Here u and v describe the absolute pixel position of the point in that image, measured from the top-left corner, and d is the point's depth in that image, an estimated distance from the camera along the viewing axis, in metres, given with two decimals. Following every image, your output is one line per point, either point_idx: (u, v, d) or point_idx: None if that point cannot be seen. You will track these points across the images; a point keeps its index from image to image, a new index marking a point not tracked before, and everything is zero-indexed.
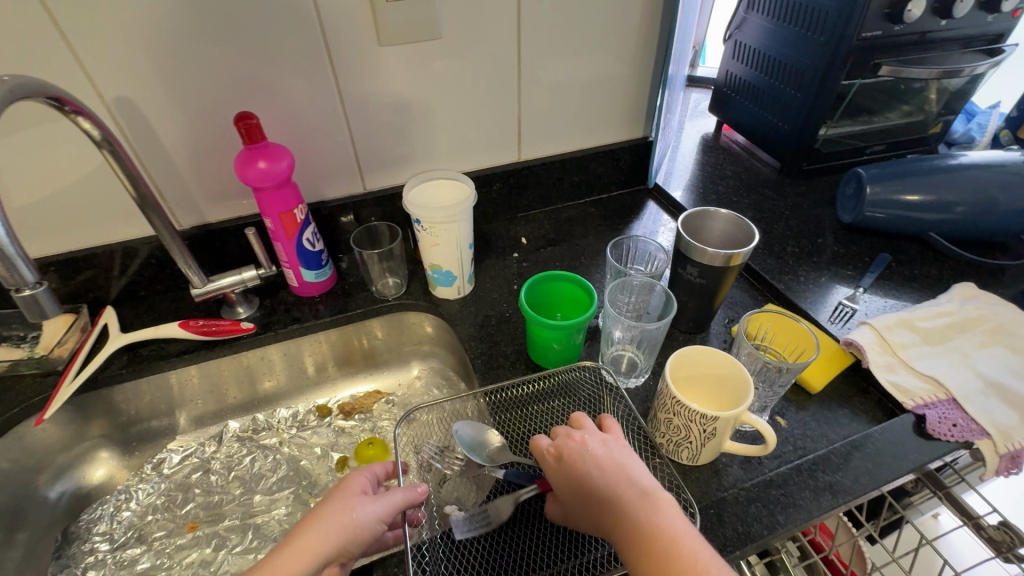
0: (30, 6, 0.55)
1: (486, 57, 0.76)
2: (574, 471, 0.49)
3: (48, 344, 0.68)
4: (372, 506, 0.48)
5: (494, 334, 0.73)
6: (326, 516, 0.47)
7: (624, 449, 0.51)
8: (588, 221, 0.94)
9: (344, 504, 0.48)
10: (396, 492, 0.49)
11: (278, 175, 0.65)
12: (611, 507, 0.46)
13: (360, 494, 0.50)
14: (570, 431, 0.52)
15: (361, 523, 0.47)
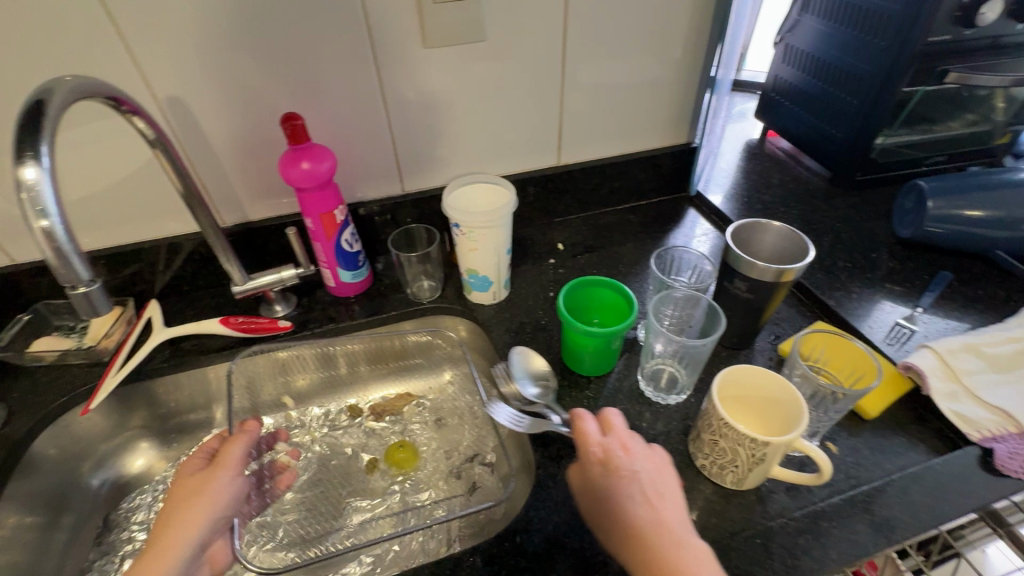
0: (93, 7, 0.57)
1: (530, 60, 0.75)
2: (618, 483, 0.47)
3: (96, 336, 0.70)
4: (208, 473, 0.54)
5: (529, 343, 0.71)
6: (193, 500, 0.52)
7: (668, 475, 0.50)
8: (627, 228, 0.92)
9: (199, 488, 0.53)
10: (236, 449, 0.56)
11: (321, 176, 0.65)
12: (647, 531, 0.45)
13: (209, 469, 0.55)
14: (621, 439, 0.51)
15: (224, 489, 0.54)
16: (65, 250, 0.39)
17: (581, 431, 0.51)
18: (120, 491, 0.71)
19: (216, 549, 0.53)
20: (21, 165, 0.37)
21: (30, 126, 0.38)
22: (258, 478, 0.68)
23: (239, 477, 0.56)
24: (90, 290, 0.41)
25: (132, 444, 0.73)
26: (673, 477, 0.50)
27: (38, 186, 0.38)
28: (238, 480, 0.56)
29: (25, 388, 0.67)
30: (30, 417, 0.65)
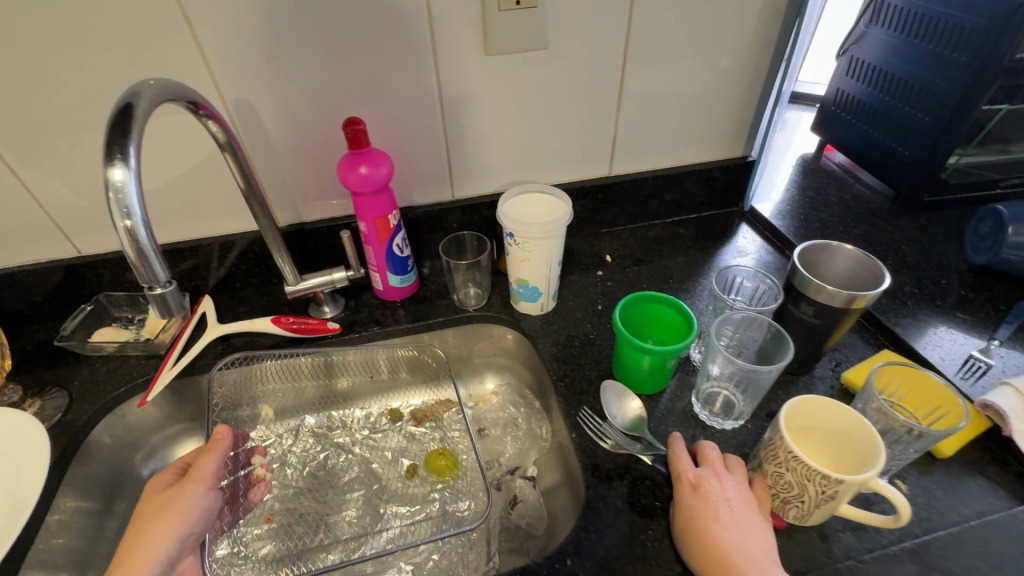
0: (171, 11, 0.58)
1: (588, 69, 0.74)
2: (704, 505, 0.49)
3: (154, 329, 0.73)
4: (179, 487, 0.56)
5: (577, 357, 0.69)
6: (162, 516, 0.54)
7: (760, 514, 0.50)
8: (677, 242, 0.90)
9: (169, 503, 0.55)
10: (209, 462, 0.58)
11: (378, 181, 0.65)
12: (729, 556, 0.46)
13: (180, 484, 0.57)
14: (716, 469, 0.52)
15: (192, 504, 0.55)
16: (144, 250, 0.40)
17: (674, 456, 0.55)
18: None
19: (187, 565, 0.55)
20: (110, 167, 0.38)
21: (119, 129, 0.39)
22: (231, 492, 0.69)
23: (212, 490, 0.58)
24: (165, 292, 0.42)
25: (181, 436, 0.74)
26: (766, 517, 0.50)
27: (124, 187, 0.38)
28: (210, 494, 0.58)
29: (84, 377, 0.69)
30: (89, 405, 0.67)
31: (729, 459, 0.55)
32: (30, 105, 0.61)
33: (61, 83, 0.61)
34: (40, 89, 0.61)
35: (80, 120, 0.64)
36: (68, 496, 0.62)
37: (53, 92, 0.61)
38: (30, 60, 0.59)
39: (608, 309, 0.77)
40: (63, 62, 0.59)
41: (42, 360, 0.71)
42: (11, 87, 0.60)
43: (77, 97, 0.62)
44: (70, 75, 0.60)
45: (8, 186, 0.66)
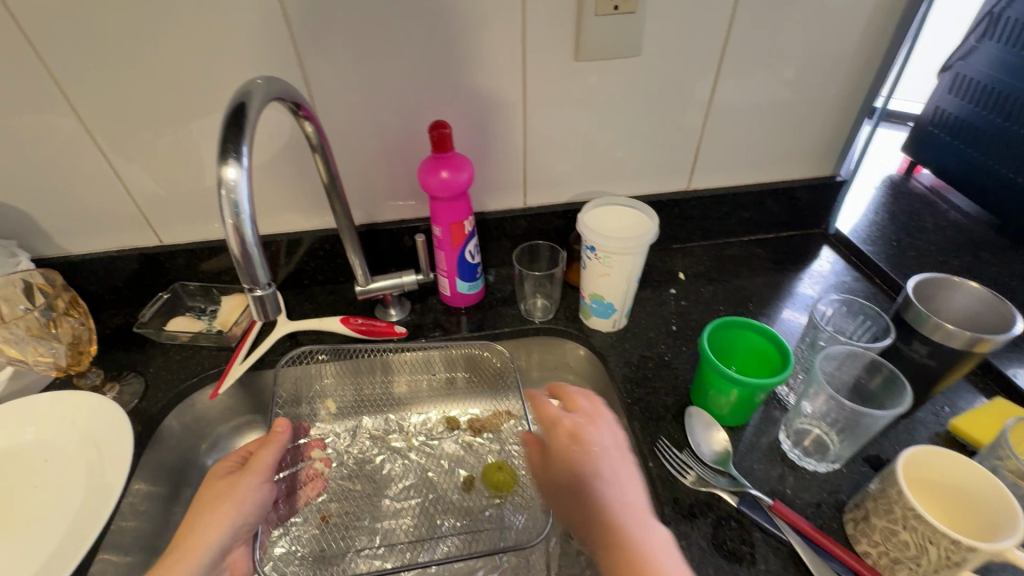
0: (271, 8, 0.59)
1: (679, 79, 0.71)
2: (625, 462, 0.47)
3: (226, 322, 0.73)
4: (236, 476, 0.55)
5: (652, 379, 0.66)
6: (218, 504, 0.53)
7: (632, 465, 0.47)
8: (755, 263, 0.85)
9: (227, 492, 0.54)
10: (267, 455, 0.56)
11: (458, 187, 0.64)
12: (607, 509, 0.43)
13: (241, 471, 0.55)
14: (590, 417, 0.51)
15: (247, 496, 0.54)
16: (249, 249, 0.40)
17: (541, 407, 0.53)
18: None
19: (238, 555, 0.54)
20: (224, 164, 0.39)
21: (235, 129, 0.40)
22: (289, 485, 0.70)
23: (267, 484, 0.56)
24: (263, 295, 0.43)
25: (244, 427, 0.74)
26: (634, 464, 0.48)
27: (237, 185, 0.39)
28: (266, 486, 0.56)
29: (158, 364, 0.70)
30: (163, 393, 0.67)
31: (591, 401, 0.53)
32: (127, 96, 0.62)
33: (158, 76, 0.61)
34: (137, 80, 0.61)
35: (172, 112, 0.64)
36: (140, 484, 0.62)
37: (150, 84, 0.62)
38: (131, 51, 0.59)
39: (682, 330, 0.73)
40: (162, 54, 0.60)
41: (119, 346, 0.73)
42: (111, 77, 0.60)
43: (172, 89, 0.62)
44: (168, 68, 0.61)
45: (98, 174, 0.67)
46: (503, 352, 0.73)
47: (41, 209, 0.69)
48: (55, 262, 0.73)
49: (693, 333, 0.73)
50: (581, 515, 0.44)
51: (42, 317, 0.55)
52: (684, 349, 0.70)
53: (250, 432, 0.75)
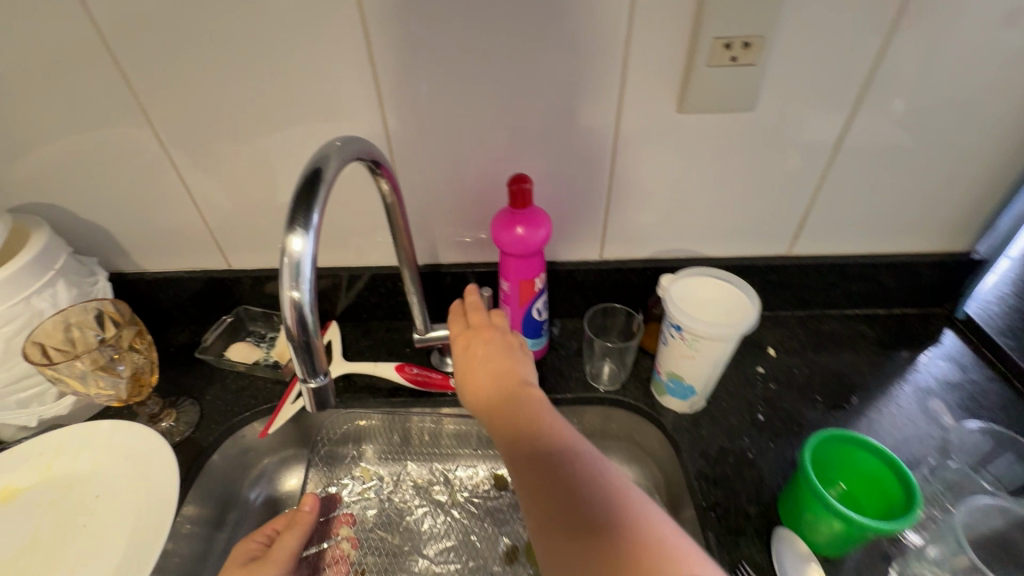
0: (364, 45, 0.57)
1: (791, 136, 0.63)
2: (490, 349, 0.54)
3: (282, 354, 0.71)
4: (257, 565, 0.56)
5: (731, 479, 0.59)
6: None
7: (522, 353, 0.55)
8: (859, 343, 0.75)
9: None
10: (291, 543, 0.58)
11: (534, 245, 0.58)
12: (495, 392, 0.50)
13: (260, 561, 0.56)
14: (481, 319, 0.58)
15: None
16: (305, 330, 0.36)
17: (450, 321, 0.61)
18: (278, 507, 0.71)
19: None
20: (290, 234, 0.35)
21: (306, 195, 0.37)
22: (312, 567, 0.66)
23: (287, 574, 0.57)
24: (317, 385, 0.38)
25: (289, 462, 0.73)
26: (522, 352, 0.55)
27: (300, 256, 0.35)
28: None
29: (216, 392, 0.70)
30: (216, 425, 0.67)
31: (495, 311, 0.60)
32: (213, 125, 0.62)
33: (245, 107, 0.61)
34: (225, 110, 0.61)
35: (254, 143, 0.64)
36: (187, 517, 0.61)
37: (237, 115, 0.61)
38: (222, 82, 0.59)
39: (768, 421, 0.65)
40: (251, 87, 0.59)
41: (181, 367, 0.73)
42: (200, 107, 0.60)
43: (257, 120, 0.62)
44: (255, 101, 0.60)
45: (178, 198, 0.68)
46: None
47: (122, 227, 0.70)
48: (130, 278, 0.75)
49: (782, 426, 0.64)
50: (475, 400, 0.52)
51: (108, 353, 0.56)
52: (770, 446, 0.62)
53: (293, 470, 0.73)
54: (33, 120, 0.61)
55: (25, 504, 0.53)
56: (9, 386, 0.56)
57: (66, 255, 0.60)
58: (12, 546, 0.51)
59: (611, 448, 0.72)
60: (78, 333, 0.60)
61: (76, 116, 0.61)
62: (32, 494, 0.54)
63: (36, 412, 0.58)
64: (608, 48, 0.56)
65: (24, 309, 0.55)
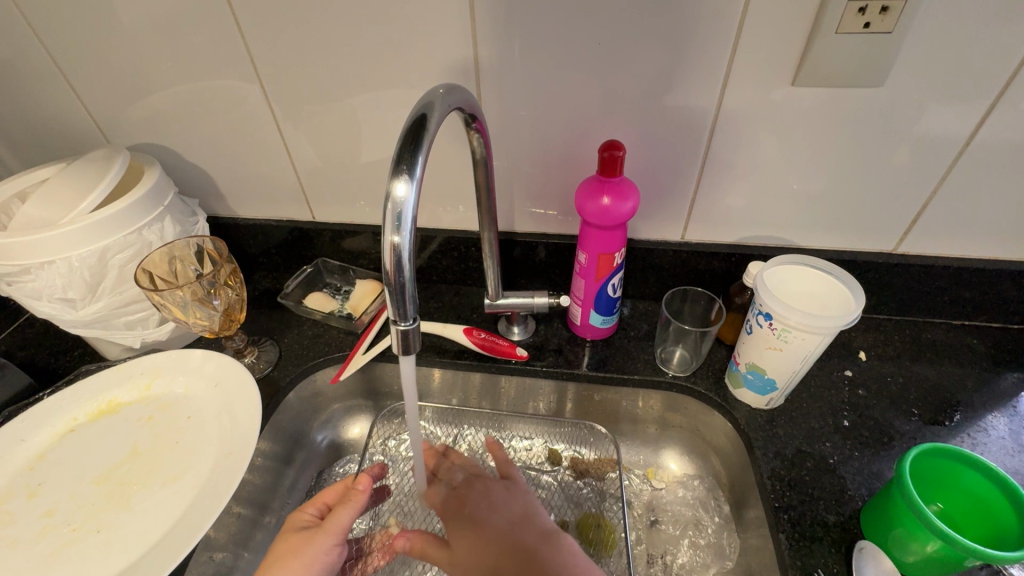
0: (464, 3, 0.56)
1: (917, 121, 0.57)
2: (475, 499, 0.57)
3: (357, 308, 0.74)
4: (312, 535, 0.54)
5: (810, 484, 0.55)
6: (290, 559, 0.52)
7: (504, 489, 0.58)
8: (964, 356, 0.68)
9: (299, 549, 0.53)
10: (343, 516, 0.54)
11: (619, 217, 0.56)
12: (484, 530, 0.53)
13: (315, 529, 0.54)
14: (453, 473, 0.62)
15: (317, 558, 0.53)
16: (401, 275, 0.36)
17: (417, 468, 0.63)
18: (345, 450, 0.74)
19: None
20: (395, 179, 0.35)
21: (411, 141, 0.37)
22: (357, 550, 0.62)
23: (339, 545, 0.54)
24: (405, 329, 0.39)
25: (354, 410, 0.76)
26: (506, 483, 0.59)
27: (403, 202, 0.35)
28: (337, 549, 0.54)
29: (293, 337, 0.74)
30: (293, 367, 0.70)
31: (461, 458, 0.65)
32: (311, 79, 0.63)
33: (343, 62, 0.62)
34: (323, 65, 0.62)
35: (348, 99, 0.65)
36: (260, 451, 0.64)
37: (334, 70, 0.62)
38: (323, 37, 0.60)
39: (855, 428, 0.60)
40: (350, 43, 0.60)
41: (264, 309, 0.78)
42: (302, 59, 0.62)
43: (353, 76, 0.63)
44: (353, 55, 0.61)
45: (273, 150, 0.71)
46: (604, 433, 0.69)
47: (221, 173, 0.75)
48: (225, 222, 0.79)
49: (870, 436, 0.59)
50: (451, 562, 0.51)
51: (206, 287, 0.60)
52: (855, 456, 0.57)
53: (356, 418, 0.76)
54: (151, 67, 0.65)
55: (125, 418, 0.58)
56: (121, 307, 0.61)
57: (172, 193, 0.64)
58: (112, 454, 0.55)
59: (673, 437, 0.70)
60: (179, 266, 0.66)
61: (189, 63, 0.64)
62: (131, 410, 0.59)
63: (141, 334, 0.63)
64: (722, 14, 0.53)
65: (137, 240, 0.59)
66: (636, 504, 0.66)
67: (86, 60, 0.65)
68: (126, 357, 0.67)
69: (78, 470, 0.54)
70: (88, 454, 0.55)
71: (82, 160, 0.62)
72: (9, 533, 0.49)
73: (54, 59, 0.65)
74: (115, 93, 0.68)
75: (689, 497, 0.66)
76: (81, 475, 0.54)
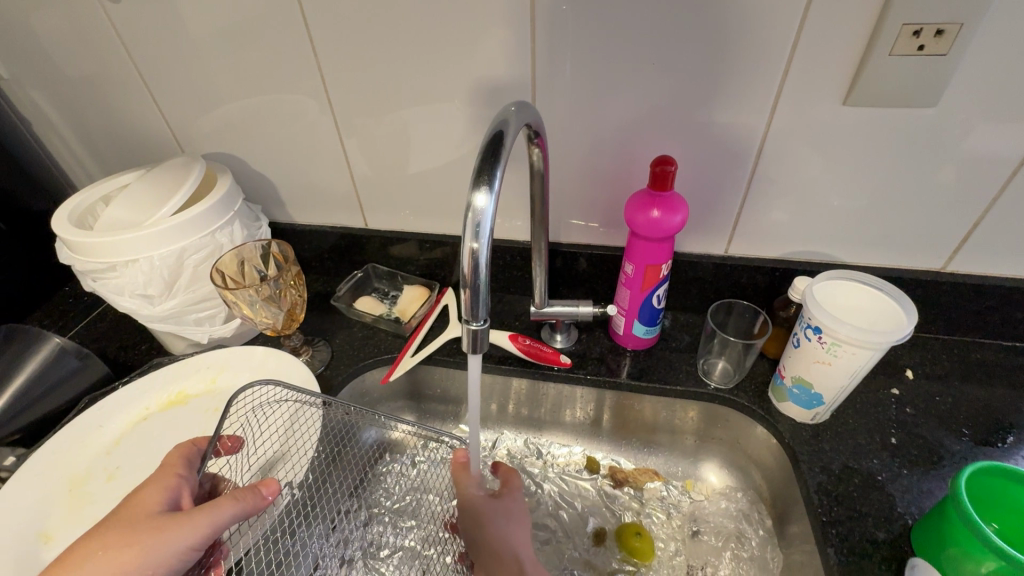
0: (524, 23, 0.59)
1: (964, 142, 0.58)
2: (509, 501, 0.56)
3: (405, 311, 0.77)
4: (161, 522, 0.45)
5: (857, 499, 0.55)
6: (120, 550, 0.43)
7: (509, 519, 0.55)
8: (1017, 377, 0.67)
9: (139, 539, 0.44)
10: (210, 516, 0.45)
11: (668, 229, 0.58)
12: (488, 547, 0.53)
13: (170, 517, 0.45)
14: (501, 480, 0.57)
15: (167, 556, 0.44)
16: (477, 279, 0.38)
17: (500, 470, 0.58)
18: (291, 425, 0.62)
19: None
20: (476, 191, 0.38)
21: (491, 155, 0.39)
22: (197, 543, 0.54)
23: (197, 549, 0.45)
24: (477, 329, 0.41)
25: (257, 390, 0.61)
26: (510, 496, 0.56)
27: (483, 212, 0.37)
28: (190, 552, 0.45)
29: (344, 337, 0.77)
30: (345, 366, 0.73)
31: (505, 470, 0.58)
32: (375, 93, 0.67)
33: (403, 78, 0.65)
34: (385, 78, 0.66)
35: (407, 112, 0.68)
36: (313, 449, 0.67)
37: (395, 83, 0.66)
38: (387, 53, 0.63)
39: (903, 447, 0.60)
40: (412, 60, 0.64)
41: (317, 311, 0.81)
42: (367, 73, 0.65)
43: (412, 91, 0.66)
44: (414, 71, 0.64)
45: (331, 158, 0.75)
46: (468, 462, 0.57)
47: (282, 181, 0.79)
48: (282, 227, 0.84)
49: (919, 455, 0.59)
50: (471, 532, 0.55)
51: (273, 289, 0.63)
52: (904, 473, 0.57)
53: (270, 400, 0.62)
54: (226, 82, 0.70)
55: (193, 408, 0.62)
56: (193, 304, 0.65)
57: (242, 200, 0.68)
58: (184, 441, 0.59)
59: (712, 450, 0.71)
60: (246, 267, 0.70)
61: (261, 77, 0.68)
62: (199, 401, 0.62)
63: (209, 330, 0.68)
64: (775, 34, 0.54)
65: (210, 241, 0.63)
66: (674, 513, 0.67)
67: (168, 74, 0.70)
68: (192, 352, 0.72)
69: (152, 455, 0.58)
70: (161, 440, 0.59)
71: (161, 168, 0.67)
72: (93, 510, 0.53)
73: (140, 72, 0.71)
74: (191, 105, 0.73)
75: (731, 509, 0.66)
76: (157, 459, 0.57)
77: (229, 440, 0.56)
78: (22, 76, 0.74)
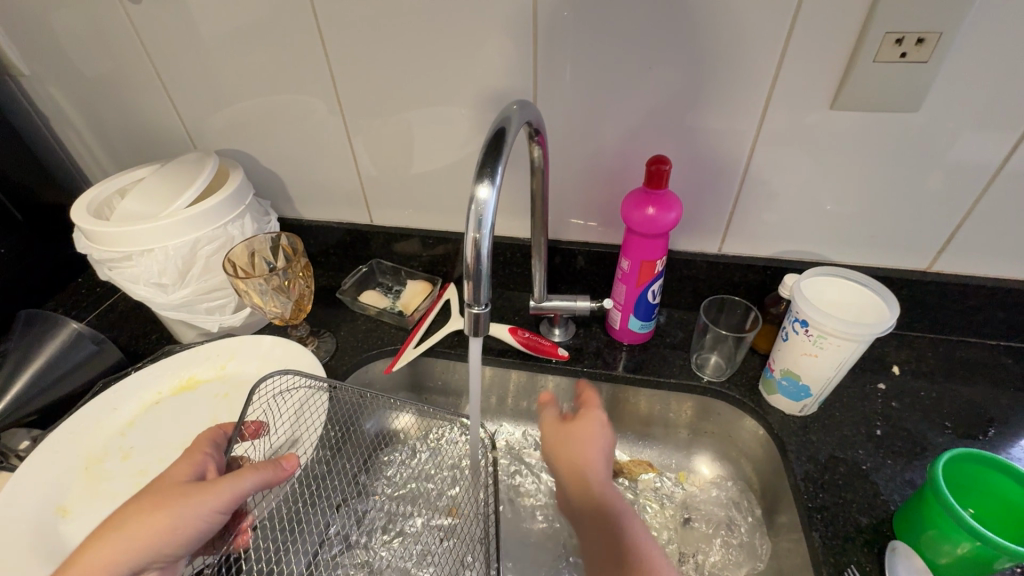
0: (526, 28, 0.61)
1: (946, 147, 0.60)
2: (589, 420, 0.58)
3: (408, 305, 0.79)
4: (186, 489, 0.47)
5: (842, 487, 0.57)
6: (147, 513, 0.46)
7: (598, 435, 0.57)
8: (999, 375, 0.69)
9: (166, 503, 0.46)
10: (234, 481, 0.48)
11: (662, 226, 0.61)
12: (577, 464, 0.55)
13: (195, 484, 0.48)
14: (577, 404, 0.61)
15: (191, 520, 0.46)
16: (480, 267, 0.41)
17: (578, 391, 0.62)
18: (303, 411, 0.64)
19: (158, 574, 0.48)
20: (479, 184, 0.40)
21: (493, 150, 0.42)
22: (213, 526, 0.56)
23: (219, 514, 0.47)
24: (478, 313, 0.44)
25: (280, 378, 0.64)
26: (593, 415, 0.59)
27: (485, 204, 0.40)
28: (213, 517, 0.47)
29: (348, 329, 0.79)
30: (348, 357, 0.75)
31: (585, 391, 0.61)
32: (382, 93, 0.70)
33: (409, 79, 0.68)
34: (391, 79, 0.68)
35: (412, 112, 0.71)
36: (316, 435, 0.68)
37: (401, 84, 0.68)
38: (394, 55, 0.66)
39: (887, 438, 0.62)
40: (418, 62, 0.66)
41: (322, 304, 0.84)
42: (374, 74, 0.68)
43: (418, 92, 0.69)
44: (420, 72, 0.67)
45: (338, 156, 0.77)
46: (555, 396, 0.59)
47: (290, 177, 0.81)
48: (289, 223, 0.86)
49: (903, 446, 0.61)
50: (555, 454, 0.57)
51: (281, 279, 0.66)
52: (887, 463, 0.59)
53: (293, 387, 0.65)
54: (238, 81, 0.72)
55: (203, 393, 0.64)
56: (204, 293, 0.67)
57: (253, 194, 0.71)
58: (195, 424, 0.61)
59: (704, 443, 0.73)
60: (256, 258, 0.72)
61: (273, 77, 0.71)
62: (208, 386, 0.65)
63: (219, 319, 0.70)
64: (765, 42, 0.57)
65: (222, 233, 0.66)
66: (666, 504, 0.68)
67: (182, 74, 0.73)
68: (201, 341, 0.74)
69: (165, 437, 0.60)
70: (173, 422, 0.61)
71: (176, 162, 0.70)
72: (108, 487, 0.56)
73: (156, 70, 0.73)
74: (204, 103, 0.75)
75: (722, 498, 0.68)
76: (169, 440, 0.60)
77: (252, 424, 0.59)
78: (42, 74, 0.76)
